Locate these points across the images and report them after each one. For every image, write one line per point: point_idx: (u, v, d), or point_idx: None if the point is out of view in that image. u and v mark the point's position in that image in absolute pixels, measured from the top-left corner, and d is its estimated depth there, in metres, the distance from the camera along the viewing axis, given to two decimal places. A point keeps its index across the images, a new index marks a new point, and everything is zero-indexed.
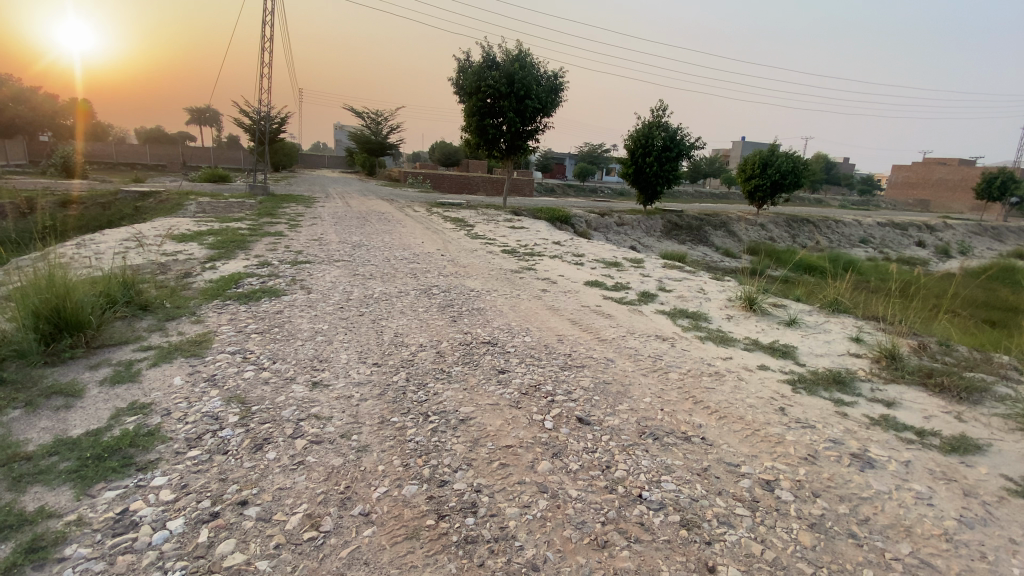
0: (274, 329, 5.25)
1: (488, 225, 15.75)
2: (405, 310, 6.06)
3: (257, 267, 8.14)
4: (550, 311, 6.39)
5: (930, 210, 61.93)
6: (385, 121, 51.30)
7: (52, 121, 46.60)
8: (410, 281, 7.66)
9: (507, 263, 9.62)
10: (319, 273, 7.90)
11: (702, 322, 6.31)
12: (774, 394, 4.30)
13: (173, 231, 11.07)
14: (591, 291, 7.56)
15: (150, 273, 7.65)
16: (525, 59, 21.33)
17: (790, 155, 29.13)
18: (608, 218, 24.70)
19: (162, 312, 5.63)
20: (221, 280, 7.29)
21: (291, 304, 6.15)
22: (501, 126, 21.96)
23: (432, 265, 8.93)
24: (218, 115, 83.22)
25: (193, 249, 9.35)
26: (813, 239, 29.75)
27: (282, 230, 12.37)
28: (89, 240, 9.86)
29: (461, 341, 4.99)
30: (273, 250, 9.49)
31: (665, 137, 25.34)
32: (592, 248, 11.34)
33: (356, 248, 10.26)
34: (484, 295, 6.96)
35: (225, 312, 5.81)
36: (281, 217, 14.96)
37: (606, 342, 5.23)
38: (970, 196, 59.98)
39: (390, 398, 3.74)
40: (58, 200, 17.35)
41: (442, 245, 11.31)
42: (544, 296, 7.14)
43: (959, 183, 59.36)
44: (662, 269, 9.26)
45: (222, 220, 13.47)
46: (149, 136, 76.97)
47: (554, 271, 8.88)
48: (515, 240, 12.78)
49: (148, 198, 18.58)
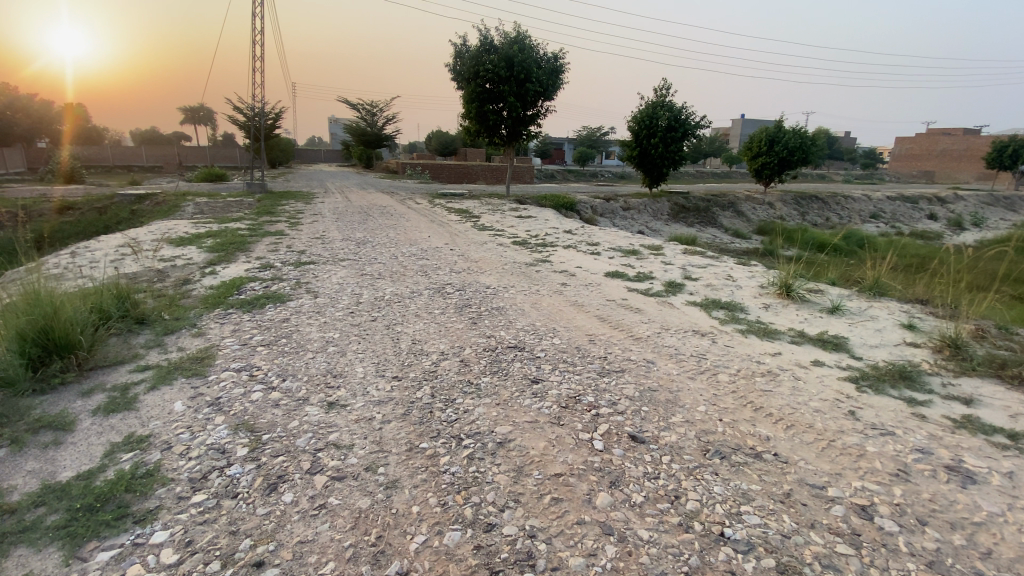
0: (280, 340, 4.83)
1: (494, 216, 15.26)
2: (420, 313, 5.64)
3: (259, 270, 7.70)
4: (574, 306, 5.96)
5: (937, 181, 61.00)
6: (381, 113, 50.52)
7: (45, 126, 46.03)
8: (420, 279, 7.21)
9: (519, 256, 9.16)
10: (324, 274, 7.46)
11: (738, 314, 5.86)
12: (838, 395, 3.89)
13: (170, 235, 10.63)
14: (613, 283, 7.12)
15: (147, 281, 7.24)
16: (523, 41, 20.66)
17: (798, 130, 28.43)
18: (613, 203, 24.16)
19: (161, 325, 5.21)
20: (222, 286, 6.87)
21: (298, 310, 5.73)
22: (501, 111, 21.34)
23: (443, 261, 8.48)
24: (211, 113, 82.32)
25: (192, 254, 8.92)
26: (822, 217, 29.16)
27: (283, 229, 11.92)
28: (82, 248, 9.44)
29: (486, 346, 4.57)
30: (275, 251, 9.07)
31: (670, 117, 24.67)
32: (605, 236, 10.85)
33: (361, 245, 9.80)
34: (501, 292, 6.52)
35: (227, 321, 5.39)
36: (281, 215, 14.49)
37: (641, 341, 4.80)
38: (977, 166, 59.04)
39: (415, 419, 3.33)
40: (52, 207, 16.91)
41: (450, 239, 10.84)
42: (565, 290, 6.71)
43: (965, 153, 58.35)
44: (684, 255, 8.78)
45: (221, 221, 13.01)
46: (143, 137, 76.18)
47: (571, 263, 8.44)
48: (524, 230, 12.31)
49: (144, 200, 18.11)
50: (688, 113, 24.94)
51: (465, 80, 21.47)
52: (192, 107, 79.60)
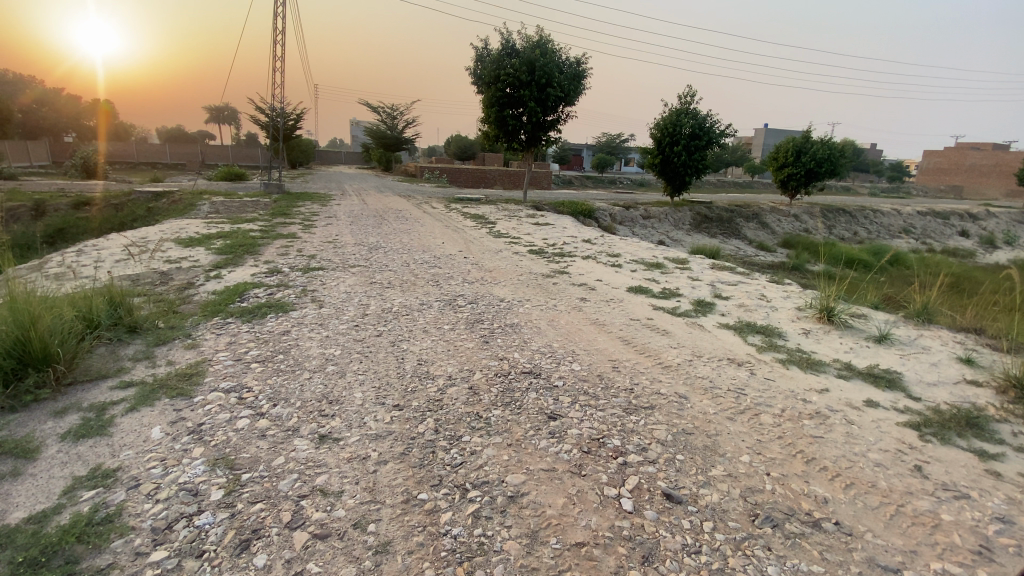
0: (277, 355, 4.47)
1: (511, 222, 14.88)
2: (429, 328, 5.25)
3: (265, 275, 7.40)
4: (594, 325, 5.54)
5: (966, 196, 59.10)
6: (401, 115, 50.68)
7: (75, 122, 47.18)
8: (432, 289, 6.84)
9: (536, 266, 8.75)
10: (332, 281, 7.13)
11: (775, 340, 5.39)
12: (901, 444, 3.38)
13: (180, 235, 10.44)
14: (637, 300, 6.68)
15: (149, 285, 7.00)
16: (546, 45, 20.33)
17: (827, 140, 27.59)
18: (633, 211, 23.62)
19: (153, 335, 4.91)
20: (225, 291, 6.57)
21: (299, 321, 5.38)
22: (521, 116, 21.02)
23: (456, 270, 8.11)
24: (235, 113, 83.63)
25: (200, 255, 8.68)
26: (849, 230, 28.22)
27: (295, 231, 11.69)
28: (91, 246, 9.29)
29: (498, 371, 4.15)
30: (284, 255, 8.80)
31: (694, 125, 24.08)
32: (627, 247, 10.39)
33: (373, 251, 9.48)
34: (516, 307, 6.11)
35: (223, 333, 5.07)
36: (295, 217, 14.30)
37: (670, 370, 4.36)
38: (1010, 181, 57.04)
39: (416, 460, 2.92)
40: (71, 202, 16.97)
41: (464, 246, 10.47)
42: (585, 306, 6.29)
43: (995, 168, 56.55)
44: (712, 271, 8.29)
45: (234, 221, 12.85)
46: (169, 135, 77.76)
47: (590, 275, 8.01)
48: (541, 238, 11.90)
49: (162, 198, 18.12)
50: (712, 121, 24.32)
51: (485, 84, 21.21)
52: (217, 106, 80.99)
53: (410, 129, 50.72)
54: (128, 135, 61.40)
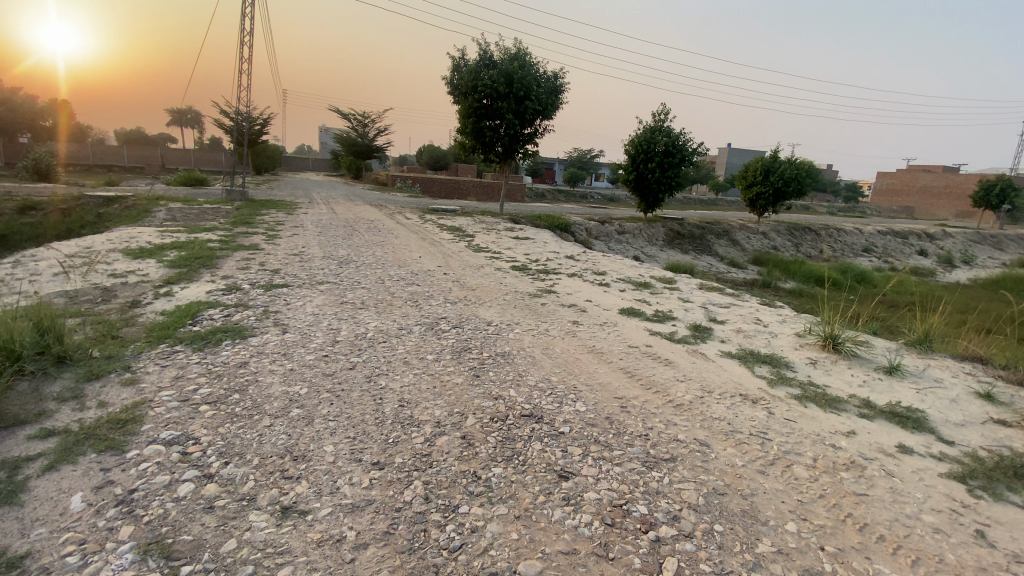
0: (232, 395, 3.81)
1: (489, 235, 14.40)
2: (410, 359, 4.67)
3: (223, 293, 6.65)
4: (592, 354, 5.07)
5: (918, 217, 62.11)
6: (373, 124, 49.76)
7: (32, 124, 44.51)
8: (410, 311, 6.25)
9: (521, 285, 8.26)
10: (298, 301, 6.44)
11: (784, 372, 5.05)
12: (952, 503, 3.02)
13: (130, 245, 9.50)
14: (632, 323, 6.26)
15: (88, 303, 6.16)
16: (524, 58, 20.08)
17: (794, 160, 28.31)
18: (609, 226, 23.51)
19: (84, 368, 4.14)
20: (176, 312, 5.82)
21: (261, 350, 4.70)
22: (498, 128, 20.68)
23: (436, 288, 7.55)
24: (199, 116, 80.61)
25: (151, 269, 7.82)
26: (815, 249, 28.95)
27: (260, 242, 10.86)
28: (25, 255, 8.29)
29: (494, 414, 3.61)
30: (245, 269, 8.04)
31: (668, 142, 24.25)
32: (612, 264, 10.04)
33: (345, 266, 8.81)
34: (505, 331, 5.60)
35: (169, 365, 4.34)
36: (259, 226, 13.43)
37: (684, 411, 3.92)
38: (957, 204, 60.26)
39: (406, 541, 2.36)
40: (10, 206, 15.54)
41: (443, 261, 9.90)
42: (578, 331, 5.82)
43: (943, 190, 59.66)
44: (703, 292, 7.98)
45: (192, 230, 11.91)
46: (128, 137, 74.38)
47: (578, 295, 7.58)
48: (522, 254, 11.45)
49: (113, 203, 16.86)
50: (686, 138, 24.57)
51: (462, 94, 20.80)
52: (179, 109, 77.98)
53: (382, 138, 49.87)
54: (84, 136, 58.29)
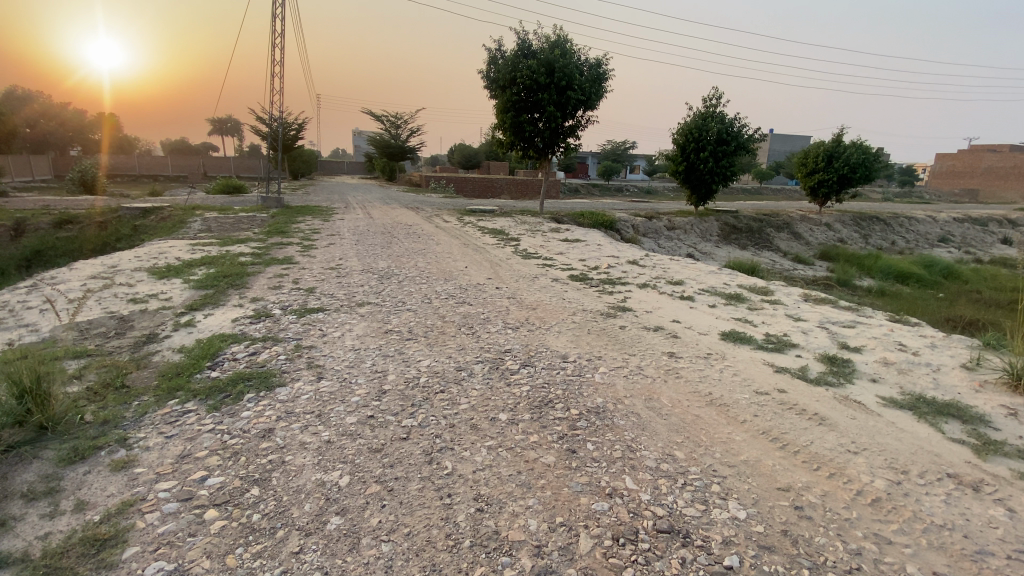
0: (249, 491, 2.78)
1: (535, 238, 13.26)
2: (477, 420, 3.53)
3: (251, 322, 5.74)
4: (715, 409, 3.86)
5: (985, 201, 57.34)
6: (405, 124, 49.41)
7: (80, 136, 46.35)
8: (466, 343, 5.14)
9: (588, 300, 7.10)
10: (334, 330, 5.44)
11: (985, 431, 3.69)
12: None
13: (158, 262, 8.81)
14: (745, 354, 5.10)
15: (101, 340, 5.38)
16: (566, 45, 18.77)
17: (861, 144, 25.95)
18: (657, 222, 22.03)
19: (68, 443, 3.21)
20: (196, 351, 4.90)
21: (290, 409, 3.68)
22: (538, 121, 19.49)
23: (492, 309, 6.45)
24: (239, 125, 82.32)
25: (175, 291, 7.04)
26: (885, 241, 26.52)
27: (294, 254, 10.08)
28: (47, 278, 7.72)
29: (617, 530, 2.47)
30: (277, 289, 7.17)
31: (721, 129, 22.48)
32: (687, 271, 8.76)
33: (385, 282, 7.81)
34: (590, 372, 4.43)
35: (176, 436, 3.38)
36: (294, 235, 12.71)
37: (890, 519, 2.69)
38: None
39: None
40: (51, 220, 15.41)
41: (492, 271, 8.81)
42: (681, 368, 4.62)
43: (1014, 171, 54.72)
44: (813, 307, 6.72)
45: (224, 242, 11.24)
46: (173, 148, 77.14)
47: (661, 313, 6.38)
48: (577, 259, 10.25)
49: (150, 215, 16.64)
50: (741, 125, 22.75)
51: (499, 87, 19.70)
52: (219, 118, 80.22)
53: (415, 138, 49.44)
54: (133, 146, 60.49)
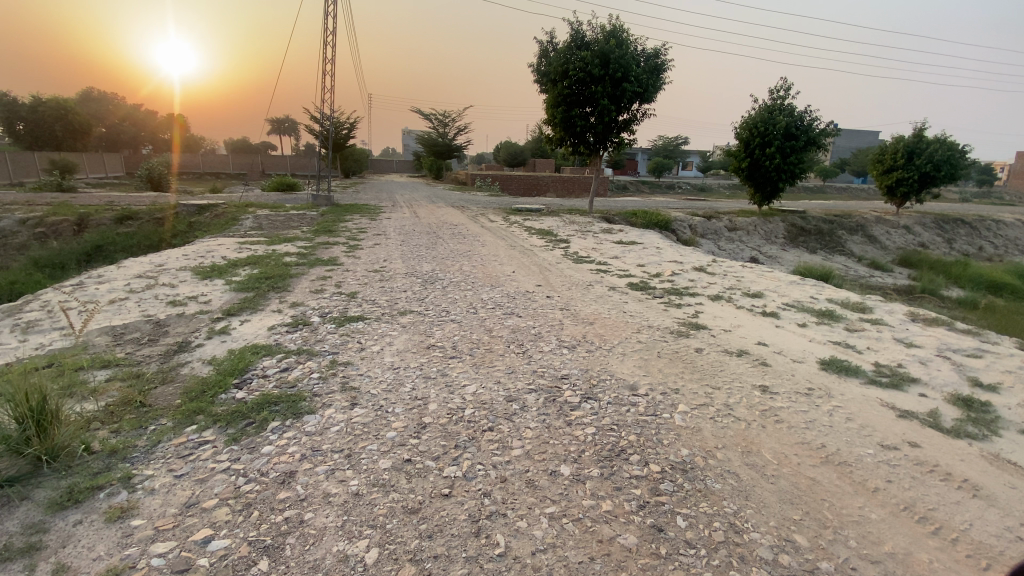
0: (256, 563, 2.25)
1: (587, 239, 12.51)
2: (534, 475, 2.88)
3: (286, 331, 5.33)
4: (836, 470, 3.07)
5: None
6: (453, 122, 49.46)
7: (152, 136, 49.17)
8: (517, 364, 4.49)
9: (653, 313, 6.33)
10: (372, 344, 4.92)
11: None
12: None
13: (203, 261, 8.71)
14: (856, 392, 4.23)
15: (133, 347, 5.11)
16: (622, 35, 17.80)
17: (947, 139, 23.53)
18: (715, 222, 20.71)
19: (67, 482, 2.82)
20: (225, 365, 4.50)
21: (316, 445, 3.16)
22: (591, 116, 18.63)
23: (544, 321, 5.78)
24: (295, 125, 85.39)
25: (215, 293, 6.80)
26: (972, 246, 23.97)
27: (338, 255, 9.80)
28: (97, 276, 7.71)
29: None
30: (317, 293, 6.80)
31: (790, 123, 20.85)
32: (763, 282, 7.85)
33: (429, 287, 7.30)
34: (666, 411, 3.71)
35: (186, 477, 2.92)
36: (340, 234, 12.52)
37: None
38: None
39: None
40: (115, 216, 15.98)
41: (542, 277, 8.17)
42: (779, 410, 3.83)
43: None
44: (924, 330, 5.73)
45: (270, 241, 11.14)
46: (235, 147, 81.01)
47: (743, 334, 5.55)
48: (635, 264, 9.47)
49: (205, 212, 17.04)
50: (812, 118, 21.02)
51: (550, 81, 18.98)
52: (277, 118, 83.47)
53: (462, 135, 49.40)
54: (199, 146, 63.84)
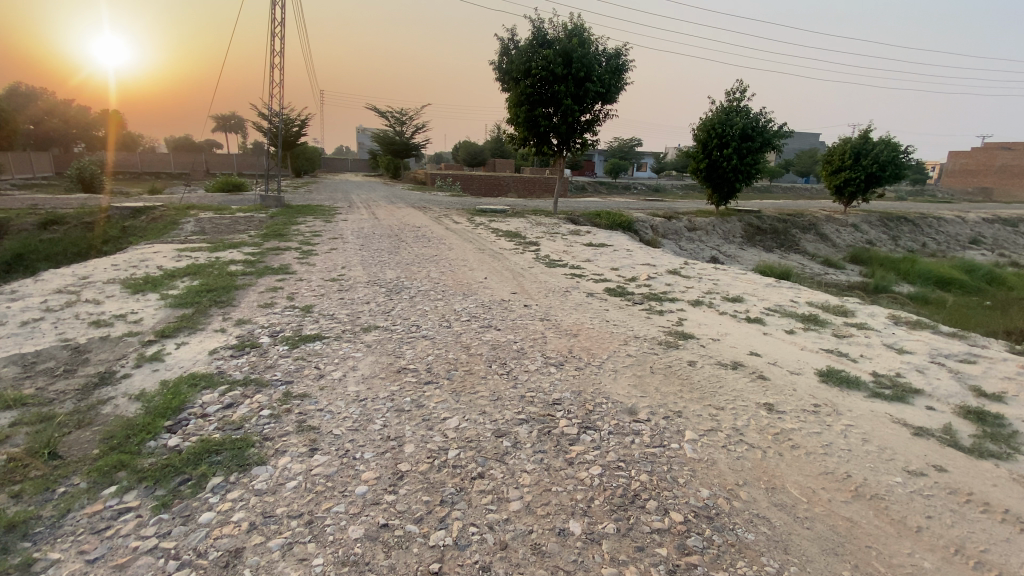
0: None
1: (556, 241, 12.16)
2: (541, 537, 2.41)
3: (231, 355, 4.63)
4: (870, 507, 2.77)
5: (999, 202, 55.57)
6: (410, 120, 48.27)
7: (86, 133, 45.61)
8: (502, 389, 4.00)
9: (637, 322, 5.99)
10: (334, 369, 4.32)
11: None
12: None
13: (136, 272, 7.76)
14: (862, 407, 4.00)
15: (43, 381, 4.28)
16: (584, 33, 17.59)
17: (890, 141, 24.64)
18: (677, 222, 20.90)
19: None
20: (155, 402, 3.77)
21: (268, 510, 2.57)
22: (554, 116, 18.34)
23: (524, 335, 5.30)
24: (242, 122, 81.25)
25: (148, 311, 5.95)
26: (913, 242, 25.27)
27: (292, 262, 9.00)
28: (5, 292, 6.66)
29: None
30: (269, 308, 6.08)
31: (746, 124, 21.29)
32: (740, 286, 7.70)
33: (394, 297, 6.70)
34: (674, 440, 3.32)
35: (97, 563, 2.28)
36: (294, 239, 11.63)
37: None
38: None
39: None
40: (36, 220, 14.38)
41: (516, 283, 7.72)
42: (792, 434, 3.53)
43: None
44: (909, 334, 5.65)
45: (215, 247, 10.17)
46: (177, 145, 76.42)
47: (734, 343, 5.28)
48: (609, 267, 9.18)
49: (141, 215, 15.64)
50: (767, 119, 21.54)
51: (512, 80, 18.55)
52: (223, 115, 79.27)
53: (420, 134, 48.30)
54: (136, 143, 59.70)
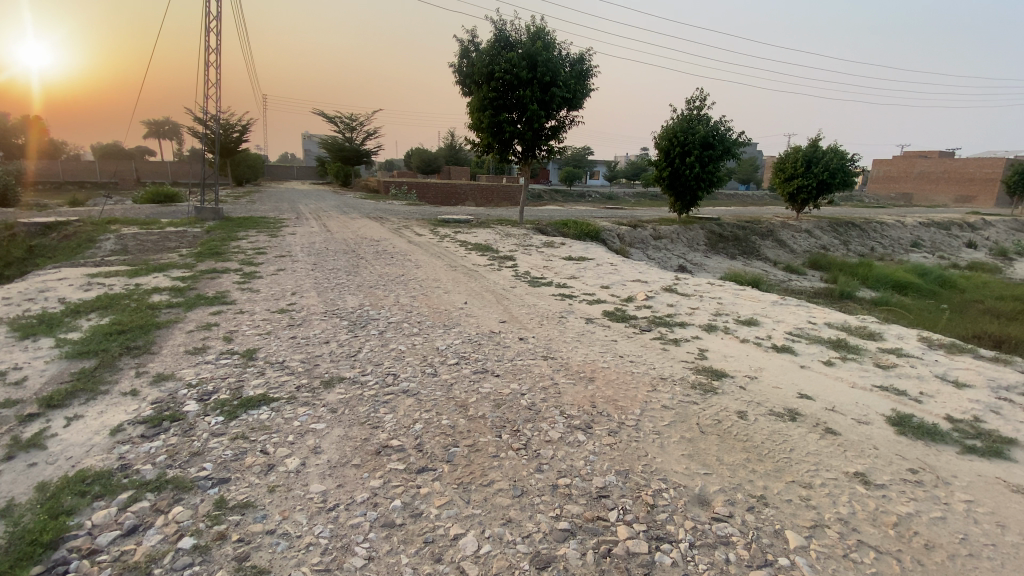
0: None
1: (532, 255, 11.24)
2: None
3: (143, 436, 3.35)
4: None
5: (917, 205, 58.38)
6: (361, 127, 46.35)
7: (4, 140, 41.14)
8: (524, 476, 2.95)
9: (655, 357, 5.11)
10: (289, 454, 3.13)
11: None
12: None
13: (28, 309, 6.17)
14: (965, 469, 3.22)
15: None
16: (548, 37, 16.89)
17: (838, 149, 25.46)
18: (642, 231, 20.52)
19: None
20: (9, 533, 2.47)
21: None
22: (518, 122, 17.49)
23: (531, 383, 4.27)
24: (177, 127, 75.85)
25: (32, 366, 4.50)
26: (862, 247, 26.11)
27: (231, 288, 7.61)
28: None
29: None
30: (199, 356, 4.76)
31: (707, 132, 21.25)
32: (746, 305, 7.05)
33: (360, 334, 5.52)
34: (780, 553, 2.42)
35: None
36: (233, 258, 10.11)
37: None
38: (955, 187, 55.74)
39: None
40: None
41: (503, 309, 6.71)
42: (916, 524, 2.68)
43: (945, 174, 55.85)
44: (953, 360, 5.05)
45: (136, 271, 8.57)
46: (104, 153, 70.53)
47: (775, 383, 4.49)
48: (598, 285, 8.34)
49: (52, 232, 13.50)
50: (727, 128, 21.60)
51: (473, 84, 17.63)
52: (155, 120, 73.72)
53: (371, 141, 46.41)
54: (58, 150, 54.41)
